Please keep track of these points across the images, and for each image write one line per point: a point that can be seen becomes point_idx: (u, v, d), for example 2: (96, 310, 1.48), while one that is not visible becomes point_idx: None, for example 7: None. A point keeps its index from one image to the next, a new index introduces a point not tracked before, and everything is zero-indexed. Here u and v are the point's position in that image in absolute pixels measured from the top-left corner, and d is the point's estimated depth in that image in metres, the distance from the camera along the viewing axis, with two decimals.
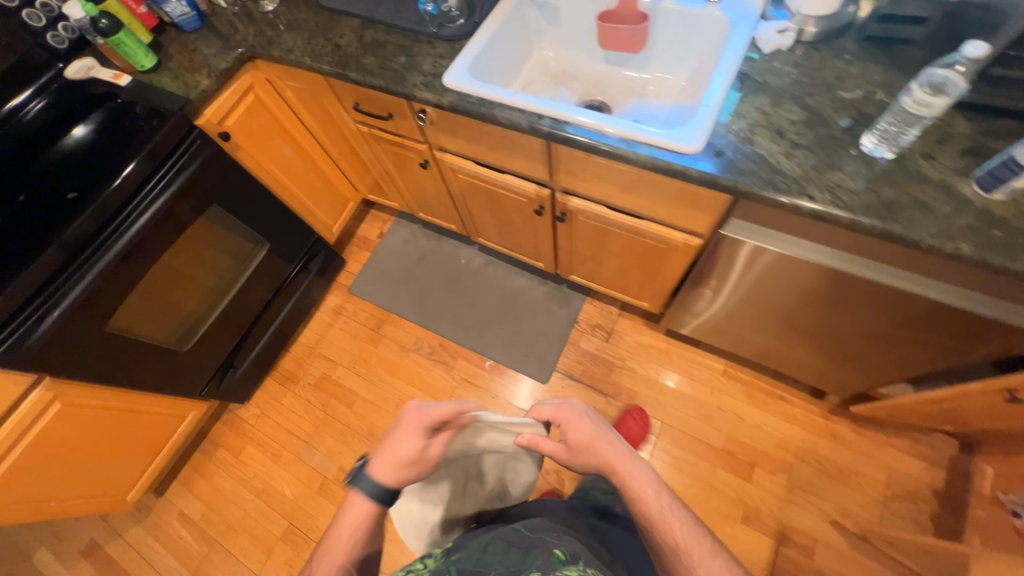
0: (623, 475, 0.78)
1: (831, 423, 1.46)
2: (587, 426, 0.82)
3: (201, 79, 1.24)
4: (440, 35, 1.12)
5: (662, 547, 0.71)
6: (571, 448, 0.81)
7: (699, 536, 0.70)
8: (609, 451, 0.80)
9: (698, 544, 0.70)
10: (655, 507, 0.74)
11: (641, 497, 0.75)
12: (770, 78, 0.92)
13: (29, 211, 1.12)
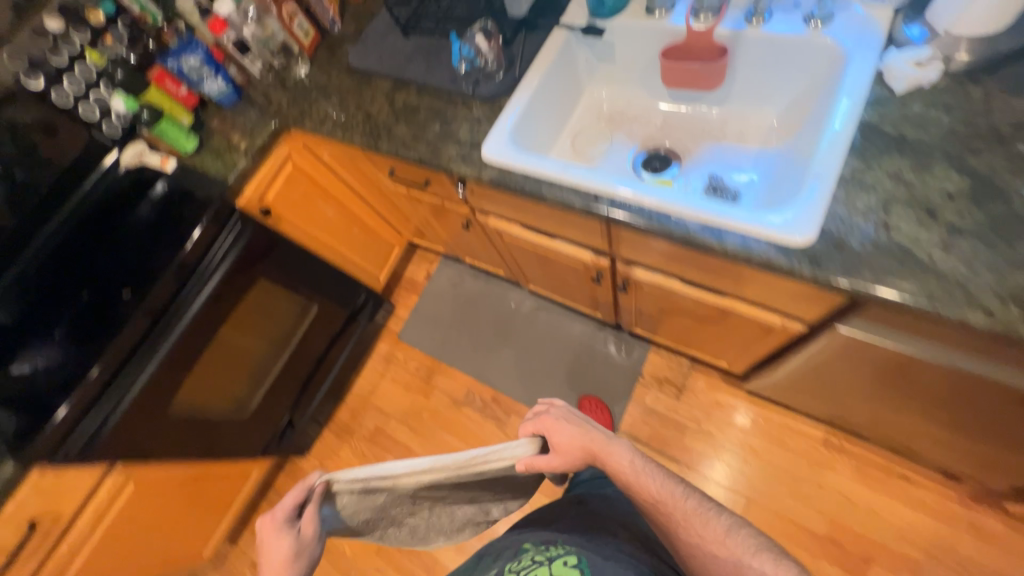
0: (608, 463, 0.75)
1: (975, 515, 1.17)
2: (568, 424, 0.77)
3: (240, 158, 1.22)
4: (477, 96, 0.99)
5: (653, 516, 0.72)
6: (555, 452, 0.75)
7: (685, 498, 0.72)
8: (591, 444, 0.75)
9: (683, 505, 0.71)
10: (642, 485, 0.73)
11: (629, 479, 0.73)
12: (907, 129, 0.69)
13: (91, 308, 1.13)
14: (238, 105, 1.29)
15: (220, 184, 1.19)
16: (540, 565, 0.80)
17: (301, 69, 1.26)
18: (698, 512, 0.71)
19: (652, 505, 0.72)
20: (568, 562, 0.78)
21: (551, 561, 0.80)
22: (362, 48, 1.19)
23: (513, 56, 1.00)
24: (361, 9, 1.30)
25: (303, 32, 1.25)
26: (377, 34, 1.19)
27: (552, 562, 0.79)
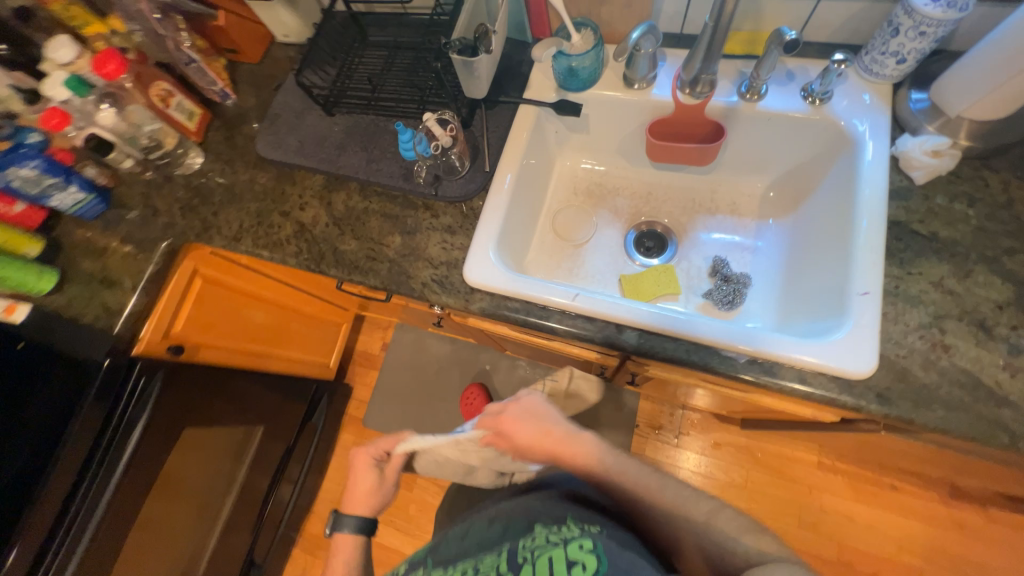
0: (568, 457, 0.69)
1: (956, 511, 1.28)
2: (532, 420, 0.74)
3: (120, 293, 0.90)
4: (443, 198, 0.80)
5: (621, 500, 0.64)
6: (518, 443, 0.73)
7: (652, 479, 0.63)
8: (552, 436, 0.71)
9: (652, 485, 0.63)
10: (606, 473, 0.66)
11: (590, 463, 0.68)
12: (938, 226, 0.64)
13: None
14: (108, 215, 0.97)
15: (104, 338, 0.88)
16: (555, 548, 0.60)
17: (193, 161, 0.96)
18: (670, 493, 0.61)
19: (616, 488, 0.64)
20: (584, 546, 0.59)
21: (566, 544, 0.60)
22: (272, 132, 0.94)
23: (476, 144, 0.83)
24: (258, 75, 1.03)
25: (186, 113, 0.94)
26: (289, 113, 0.95)
27: (567, 546, 0.60)
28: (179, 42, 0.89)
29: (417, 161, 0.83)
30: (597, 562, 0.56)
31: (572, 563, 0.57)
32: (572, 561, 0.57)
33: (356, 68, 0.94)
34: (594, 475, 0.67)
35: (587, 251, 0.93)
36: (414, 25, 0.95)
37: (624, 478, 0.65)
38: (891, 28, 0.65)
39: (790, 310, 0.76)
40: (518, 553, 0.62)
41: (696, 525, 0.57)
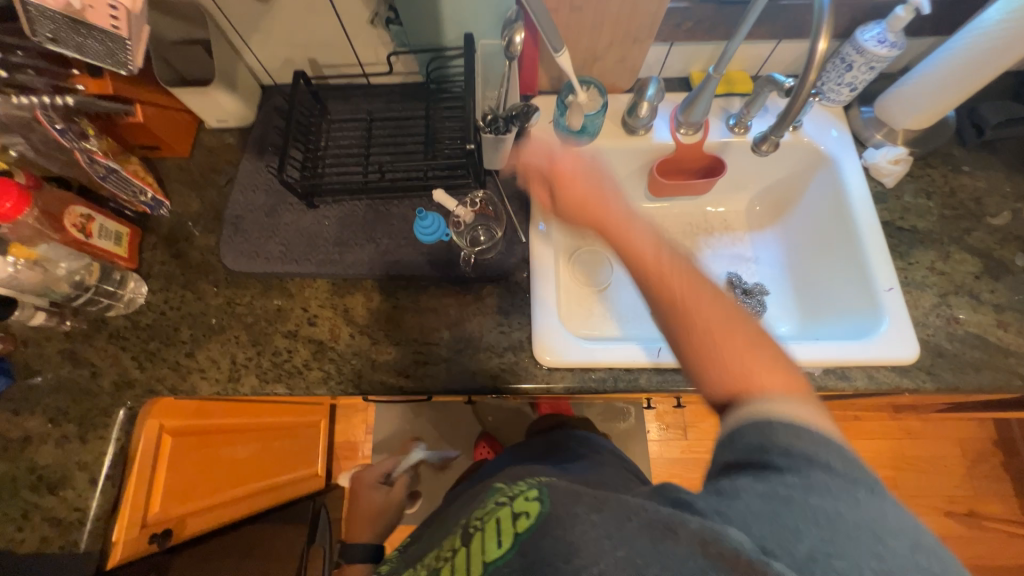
0: (613, 228, 0.54)
1: (903, 421, 1.56)
2: (593, 180, 0.56)
3: (69, 495, 0.66)
4: (488, 278, 0.74)
5: (642, 285, 0.51)
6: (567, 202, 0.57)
7: (706, 279, 0.49)
8: (610, 207, 0.55)
9: (703, 291, 0.48)
10: (652, 256, 0.50)
11: (638, 240, 0.52)
12: (914, 220, 0.78)
13: None
14: (15, 393, 0.71)
15: (61, 565, 0.63)
16: (501, 508, 0.45)
17: (136, 294, 0.75)
18: (722, 309, 0.47)
19: (650, 279, 0.50)
20: (529, 490, 0.45)
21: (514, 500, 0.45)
22: (240, 239, 0.78)
23: (506, 216, 0.78)
24: (191, 170, 0.84)
25: (112, 237, 0.73)
26: (256, 212, 0.79)
27: (513, 500, 0.45)
28: (90, 153, 0.68)
29: (463, 247, 0.75)
30: (540, 504, 0.41)
31: (516, 516, 0.42)
32: (517, 513, 0.42)
33: (327, 149, 0.82)
34: (638, 261, 0.51)
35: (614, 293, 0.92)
36: (382, 94, 0.86)
37: (670, 263, 0.49)
38: (844, 64, 0.77)
39: (810, 309, 0.86)
40: (471, 519, 0.49)
41: (730, 343, 0.45)
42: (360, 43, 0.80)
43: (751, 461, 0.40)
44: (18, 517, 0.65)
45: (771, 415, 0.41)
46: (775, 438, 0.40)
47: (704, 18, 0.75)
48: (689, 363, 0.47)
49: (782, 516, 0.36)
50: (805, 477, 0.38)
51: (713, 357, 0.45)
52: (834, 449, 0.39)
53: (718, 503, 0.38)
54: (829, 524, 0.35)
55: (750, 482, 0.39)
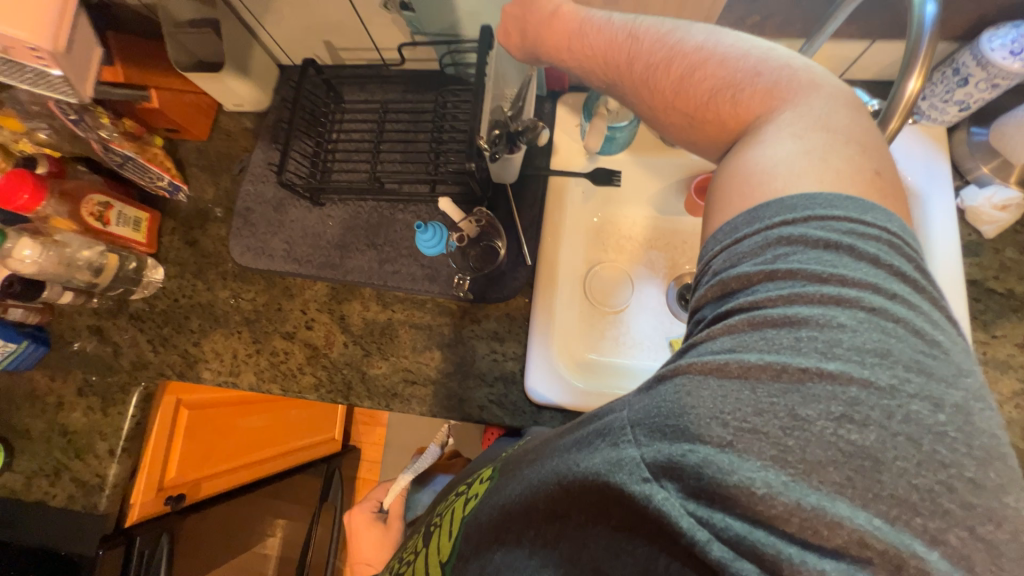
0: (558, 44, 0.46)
1: None
2: None
3: (91, 461, 0.73)
4: (483, 301, 0.70)
5: (615, 93, 0.46)
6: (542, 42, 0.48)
7: (660, 30, 0.41)
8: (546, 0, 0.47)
9: (663, 40, 0.41)
10: (596, 45, 0.44)
11: (587, 30, 0.45)
12: (1012, 282, 0.63)
13: None
14: (52, 360, 0.78)
15: (83, 521, 0.71)
16: (459, 497, 0.56)
17: (154, 279, 0.78)
18: (692, 46, 0.40)
19: (613, 74, 0.44)
20: (484, 478, 0.54)
21: (469, 488, 0.56)
22: (248, 232, 0.78)
23: (511, 232, 0.73)
24: (210, 154, 0.84)
25: (131, 223, 0.75)
26: (265, 205, 0.78)
27: (469, 490, 0.55)
28: (105, 142, 0.70)
29: (459, 271, 0.71)
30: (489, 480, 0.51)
31: (469, 500, 0.52)
32: (471, 496, 0.53)
33: (337, 142, 0.78)
34: (593, 49, 0.44)
35: (629, 317, 0.84)
36: (398, 81, 0.79)
37: (619, 51, 0.43)
38: (957, 77, 0.60)
39: None
40: (436, 518, 0.59)
41: (708, 79, 0.39)
42: (375, 28, 0.73)
43: (707, 302, 0.35)
44: (51, 474, 0.73)
45: (745, 200, 0.35)
46: (792, 214, 0.33)
47: (775, 11, 0.61)
48: (677, 130, 0.43)
49: (692, 413, 0.30)
50: (740, 319, 0.32)
51: (704, 127, 0.41)
52: (805, 253, 0.32)
53: (640, 403, 0.34)
54: (750, 379, 0.30)
55: (682, 363, 0.32)
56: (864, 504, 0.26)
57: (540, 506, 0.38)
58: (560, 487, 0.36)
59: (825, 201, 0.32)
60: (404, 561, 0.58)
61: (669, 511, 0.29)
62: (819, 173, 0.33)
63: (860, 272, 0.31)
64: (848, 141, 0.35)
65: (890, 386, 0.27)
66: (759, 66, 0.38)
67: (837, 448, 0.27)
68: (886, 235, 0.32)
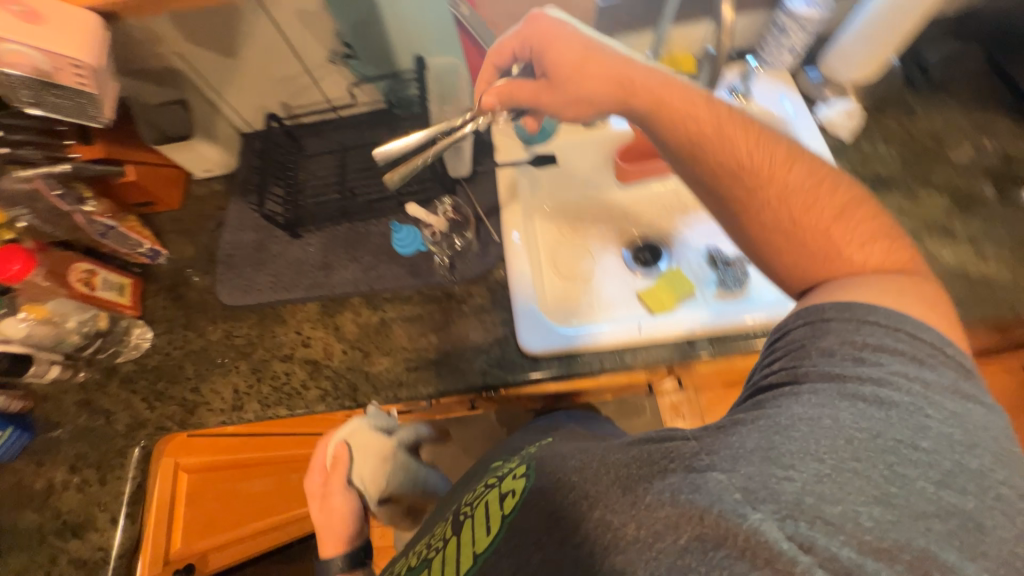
0: (666, 100, 0.57)
1: None
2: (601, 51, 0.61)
3: (92, 537, 0.71)
4: (462, 282, 0.77)
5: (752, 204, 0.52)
6: (557, 74, 0.63)
7: (807, 174, 0.52)
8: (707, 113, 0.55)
9: (808, 181, 0.52)
10: (713, 119, 0.55)
11: (750, 152, 0.53)
12: (878, 167, 0.80)
13: None
14: (38, 446, 0.76)
15: None
16: (490, 491, 0.57)
17: (142, 339, 0.80)
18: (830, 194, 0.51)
19: (725, 154, 0.53)
20: (516, 472, 0.55)
21: (501, 483, 0.57)
22: (233, 275, 0.83)
23: (475, 220, 0.82)
24: (184, 220, 0.90)
25: (116, 288, 0.79)
26: (245, 249, 0.84)
27: (501, 483, 0.56)
28: (90, 214, 0.76)
29: (436, 259, 0.79)
30: (525, 479, 0.52)
31: (503, 496, 0.53)
32: (504, 493, 0.54)
33: (305, 182, 0.88)
34: (755, 167, 0.52)
35: (597, 281, 0.93)
36: (351, 125, 0.92)
37: (737, 132, 0.54)
38: (779, 30, 0.80)
39: None
40: (463, 507, 0.59)
41: (839, 224, 0.50)
42: (325, 81, 0.88)
43: (792, 365, 0.44)
44: (47, 562, 0.70)
45: (821, 299, 0.46)
46: (867, 317, 0.43)
47: None
48: (783, 256, 0.51)
49: (782, 448, 0.38)
50: (832, 388, 0.41)
51: (822, 259, 0.50)
52: (877, 339, 0.42)
53: (753, 440, 0.39)
54: (844, 431, 0.38)
55: (772, 403, 0.42)
56: (972, 556, 0.33)
57: (589, 497, 0.43)
58: (623, 493, 0.41)
59: (913, 328, 0.42)
60: (430, 549, 0.59)
61: (770, 535, 0.34)
62: (901, 302, 0.45)
63: (935, 376, 0.40)
64: (922, 300, 0.45)
65: (978, 470, 0.37)
66: (873, 235, 0.51)
67: (937, 503, 0.35)
68: (959, 361, 0.42)
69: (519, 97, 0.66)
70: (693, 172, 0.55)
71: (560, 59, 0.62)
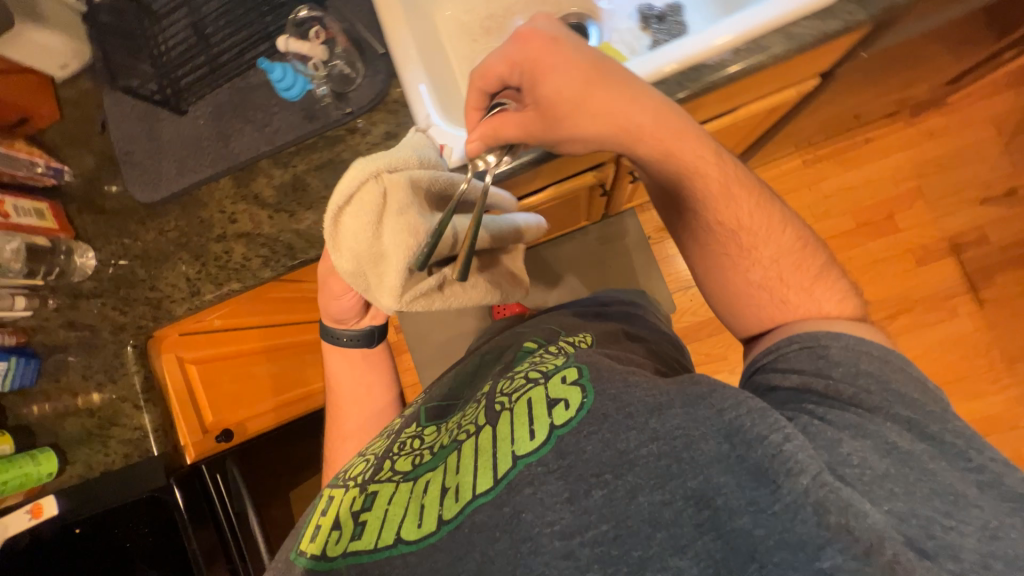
0: (671, 149, 0.61)
1: (921, 124, 1.40)
2: (617, 86, 0.59)
3: (131, 421, 0.80)
4: (361, 111, 0.71)
5: (721, 245, 0.62)
6: (549, 102, 0.57)
7: (820, 263, 0.61)
8: (703, 164, 0.62)
9: (826, 282, 0.60)
10: (719, 177, 0.62)
11: (778, 262, 0.60)
12: None
13: None
14: (50, 368, 0.83)
15: (149, 467, 0.79)
16: (533, 389, 0.56)
17: (87, 259, 0.81)
18: (830, 287, 0.59)
19: (692, 186, 0.62)
20: (567, 378, 0.55)
21: (547, 380, 0.57)
22: (138, 171, 0.79)
23: (357, 37, 0.72)
24: (69, 131, 0.83)
25: (33, 213, 0.77)
26: (139, 141, 0.79)
27: (547, 383, 0.56)
28: None
29: (322, 96, 0.71)
30: (583, 394, 0.52)
31: (552, 403, 0.53)
32: (553, 401, 0.53)
33: (168, 50, 0.77)
34: (718, 214, 0.62)
35: None
36: None
37: (741, 192, 0.62)
38: None
39: (730, 8, 0.75)
40: (499, 392, 0.60)
41: (813, 284, 0.59)
42: None
43: (864, 387, 0.49)
44: (101, 446, 0.81)
45: (813, 329, 0.56)
46: (863, 347, 0.52)
47: None
48: (750, 302, 0.62)
49: (905, 490, 0.43)
50: (920, 432, 0.47)
51: (775, 298, 0.60)
52: (878, 361, 0.51)
53: (879, 467, 0.44)
54: (945, 477, 0.44)
55: (866, 422, 0.47)
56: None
57: (681, 459, 0.45)
58: (754, 484, 0.43)
59: (901, 360, 0.51)
60: (458, 432, 0.59)
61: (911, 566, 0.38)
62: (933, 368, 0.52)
63: None
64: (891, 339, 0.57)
65: None
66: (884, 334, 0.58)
67: None
68: None
69: (506, 134, 0.59)
70: (677, 215, 0.65)
71: (557, 92, 0.57)
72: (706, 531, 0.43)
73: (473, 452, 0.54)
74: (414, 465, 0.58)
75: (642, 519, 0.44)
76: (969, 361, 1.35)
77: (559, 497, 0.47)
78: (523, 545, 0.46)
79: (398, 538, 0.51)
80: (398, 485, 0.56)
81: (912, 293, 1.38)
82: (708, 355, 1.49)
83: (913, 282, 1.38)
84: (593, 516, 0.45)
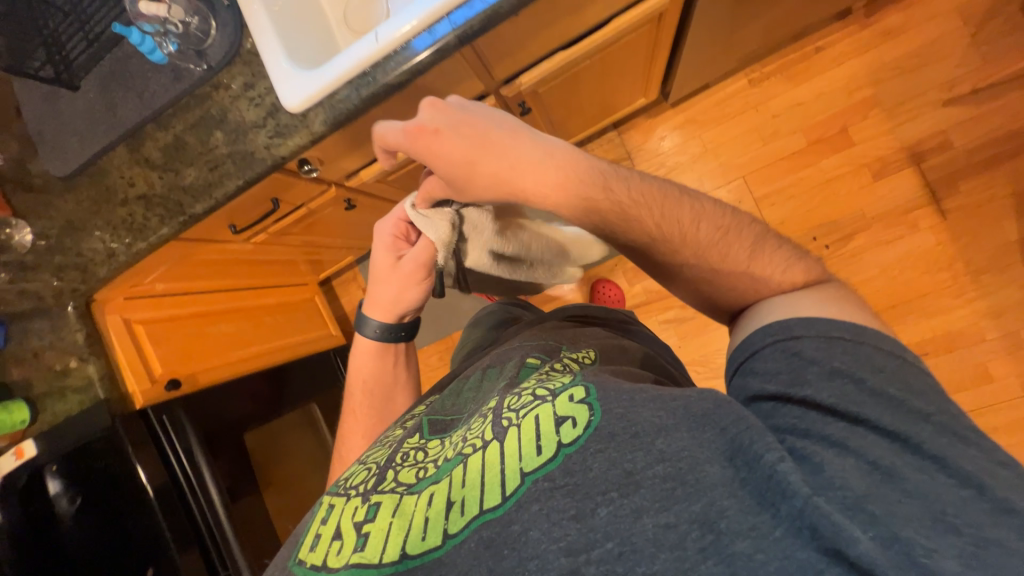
0: (565, 180, 0.55)
1: (875, 25, 1.30)
2: (502, 146, 0.57)
3: (81, 369, 0.92)
4: (218, 65, 0.75)
5: (663, 261, 0.56)
6: (447, 178, 0.60)
7: (753, 249, 0.54)
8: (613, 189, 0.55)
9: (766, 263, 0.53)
10: (630, 194, 0.55)
11: (706, 257, 0.53)
12: None
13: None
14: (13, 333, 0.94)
15: (99, 409, 0.90)
16: (541, 404, 0.49)
17: (24, 235, 0.90)
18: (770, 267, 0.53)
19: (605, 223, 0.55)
20: (574, 395, 0.48)
21: (555, 397, 0.49)
22: (50, 147, 0.86)
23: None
24: None
25: None
26: (47, 120, 0.86)
27: (553, 399, 0.49)
28: None
29: (177, 56, 0.76)
30: (589, 413, 0.45)
31: (557, 420, 0.46)
32: (560, 417, 0.46)
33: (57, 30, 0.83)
34: (642, 234, 0.55)
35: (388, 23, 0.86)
36: None
37: (645, 210, 0.55)
38: None
39: None
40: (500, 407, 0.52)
41: (749, 261, 0.53)
42: None
43: (865, 391, 0.42)
44: (61, 394, 0.92)
45: (785, 315, 0.48)
46: (854, 343, 0.44)
47: None
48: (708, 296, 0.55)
49: (922, 526, 0.35)
50: (928, 452, 0.39)
51: (726, 293, 0.54)
52: (850, 355, 0.44)
53: (867, 490, 0.37)
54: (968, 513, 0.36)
55: (848, 439, 0.40)
56: None
57: (689, 482, 0.39)
58: (758, 507, 0.37)
59: (874, 338, 0.45)
60: (462, 445, 0.51)
61: None
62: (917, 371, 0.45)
63: None
64: (853, 302, 0.49)
65: None
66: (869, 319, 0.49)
67: None
68: None
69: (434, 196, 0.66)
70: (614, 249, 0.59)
71: (448, 173, 0.59)
72: (711, 556, 0.36)
73: (480, 468, 0.46)
74: (417, 478, 0.51)
75: (647, 538, 0.38)
76: (933, 276, 1.27)
77: (566, 512, 0.40)
78: (528, 564, 0.39)
79: (402, 554, 0.45)
80: (401, 497, 0.49)
81: (870, 210, 1.31)
82: (660, 291, 1.47)
83: (873, 197, 1.30)
84: (597, 534, 0.39)
